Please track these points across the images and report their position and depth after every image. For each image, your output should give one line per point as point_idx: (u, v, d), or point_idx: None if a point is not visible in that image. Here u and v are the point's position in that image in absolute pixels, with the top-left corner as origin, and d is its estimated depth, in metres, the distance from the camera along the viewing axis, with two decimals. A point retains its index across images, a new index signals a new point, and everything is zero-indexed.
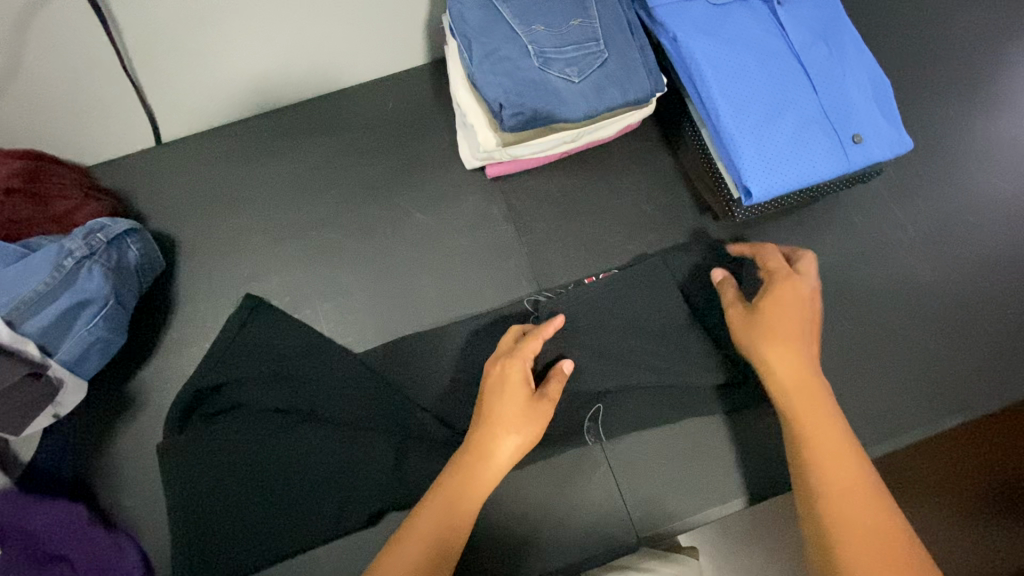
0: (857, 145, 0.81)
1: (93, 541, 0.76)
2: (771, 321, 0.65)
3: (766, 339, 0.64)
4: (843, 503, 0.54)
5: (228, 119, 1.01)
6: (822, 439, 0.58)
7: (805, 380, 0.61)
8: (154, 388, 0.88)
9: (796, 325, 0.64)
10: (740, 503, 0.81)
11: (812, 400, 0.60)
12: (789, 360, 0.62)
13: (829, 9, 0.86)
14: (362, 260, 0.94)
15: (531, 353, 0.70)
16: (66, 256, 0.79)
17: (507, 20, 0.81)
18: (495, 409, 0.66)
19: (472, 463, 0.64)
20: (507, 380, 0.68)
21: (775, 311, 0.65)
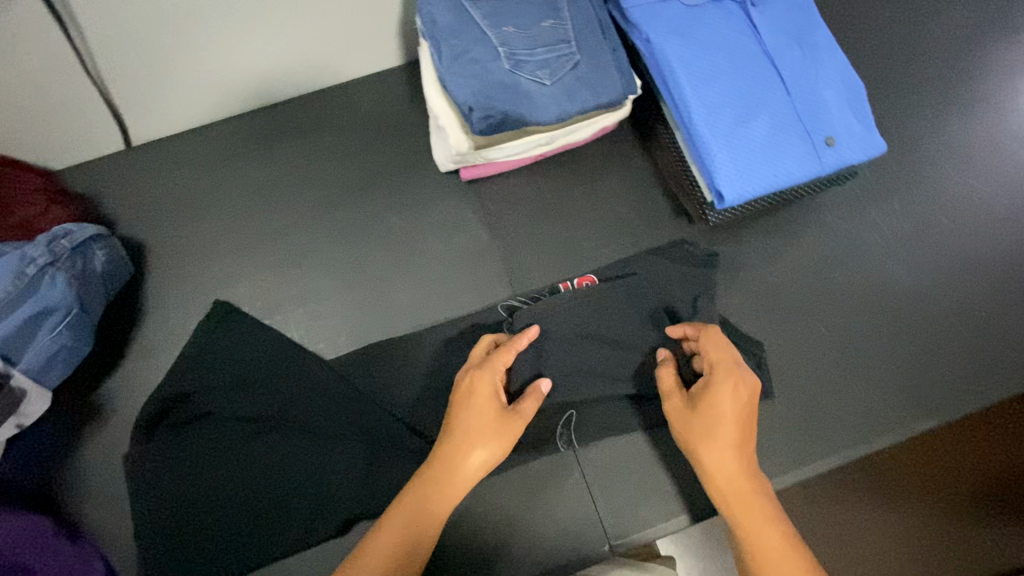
0: (830, 148, 0.80)
1: (58, 551, 0.75)
2: (710, 427, 0.62)
3: (704, 447, 0.62)
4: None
5: (199, 122, 0.99)
6: (766, 551, 0.58)
7: (746, 488, 0.60)
8: (122, 396, 0.86)
9: (731, 428, 0.62)
10: (686, 519, 0.80)
11: (753, 511, 0.60)
12: (730, 465, 0.61)
13: (802, 10, 0.85)
14: (335, 265, 0.93)
15: (502, 365, 0.69)
16: (29, 264, 0.78)
17: (477, 21, 0.80)
18: (462, 423, 0.65)
19: (435, 479, 0.62)
20: (477, 394, 0.66)
21: (713, 416, 0.62)
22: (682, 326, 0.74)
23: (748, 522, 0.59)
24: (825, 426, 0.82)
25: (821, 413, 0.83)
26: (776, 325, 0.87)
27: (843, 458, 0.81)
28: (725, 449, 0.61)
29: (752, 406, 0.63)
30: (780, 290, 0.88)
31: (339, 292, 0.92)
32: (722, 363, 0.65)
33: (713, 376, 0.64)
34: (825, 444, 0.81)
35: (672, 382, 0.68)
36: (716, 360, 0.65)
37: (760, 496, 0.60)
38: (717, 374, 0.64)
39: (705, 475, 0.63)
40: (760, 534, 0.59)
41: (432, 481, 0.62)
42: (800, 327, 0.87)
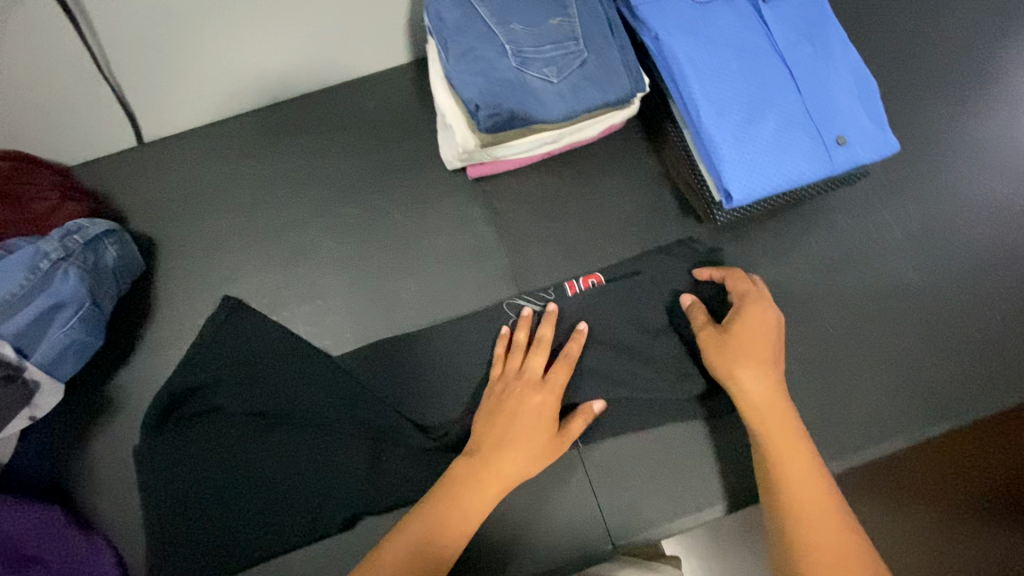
0: (842, 147, 0.79)
1: (69, 543, 0.77)
2: (742, 345, 0.70)
3: (736, 360, 0.69)
4: (802, 513, 0.60)
5: (209, 120, 1.00)
6: (786, 446, 0.64)
7: (772, 397, 0.67)
8: (132, 390, 0.88)
9: (762, 346, 0.70)
10: (722, 509, 0.80)
11: (784, 423, 0.66)
12: (761, 379, 0.68)
13: (814, 7, 0.84)
14: (341, 262, 0.94)
15: (559, 386, 0.73)
16: (42, 258, 0.80)
17: (484, 18, 0.79)
18: (524, 433, 0.69)
19: (491, 477, 0.66)
20: (540, 408, 0.71)
21: (746, 335, 0.71)
22: (710, 270, 0.83)
23: (776, 434, 0.65)
24: (831, 428, 0.81)
25: (827, 415, 0.82)
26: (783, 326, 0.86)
27: (849, 460, 0.80)
28: (758, 361, 0.69)
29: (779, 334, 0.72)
30: (788, 290, 0.87)
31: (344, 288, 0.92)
32: (753, 297, 0.75)
33: (745, 302, 0.74)
34: (831, 447, 0.80)
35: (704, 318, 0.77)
36: (750, 294, 0.75)
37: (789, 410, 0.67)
38: (748, 303, 0.74)
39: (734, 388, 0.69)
40: (786, 440, 0.64)
41: (488, 476, 0.66)
42: (808, 328, 0.86)
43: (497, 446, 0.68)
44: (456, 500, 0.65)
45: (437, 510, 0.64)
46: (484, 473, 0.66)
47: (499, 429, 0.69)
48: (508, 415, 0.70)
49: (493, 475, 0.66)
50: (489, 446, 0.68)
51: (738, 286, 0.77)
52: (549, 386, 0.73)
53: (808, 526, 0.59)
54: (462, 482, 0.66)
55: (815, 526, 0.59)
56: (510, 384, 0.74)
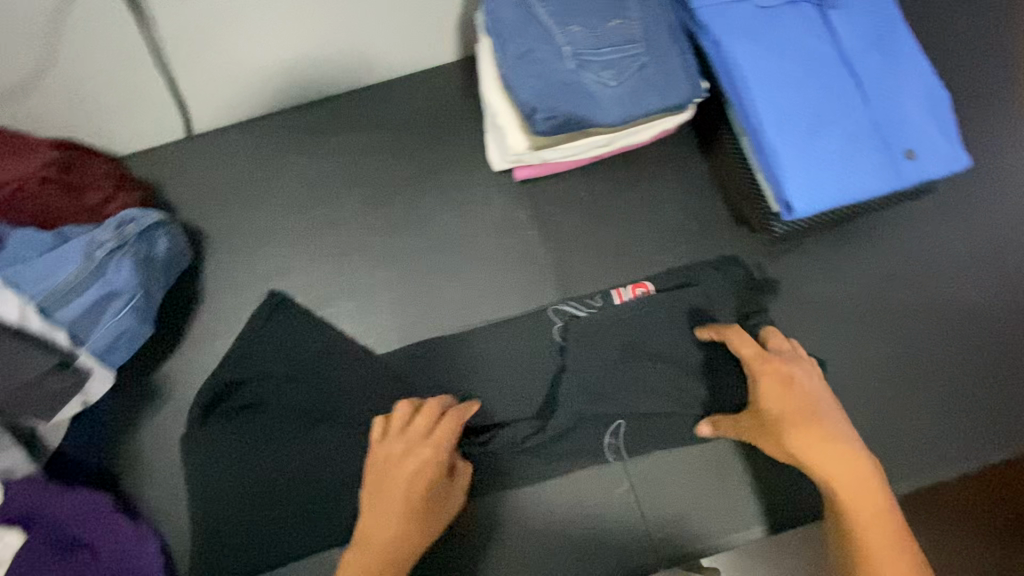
0: (909, 161, 0.77)
1: (116, 531, 0.76)
2: (786, 415, 0.64)
3: (786, 443, 0.63)
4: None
5: (258, 112, 1.00)
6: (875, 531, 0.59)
7: (849, 474, 0.61)
8: (178, 381, 0.89)
9: (810, 412, 0.64)
10: (762, 531, 0.79)
11: (868, 498, 0.60)
12: (830, 452, 0.61)
13: (884, 14, 0.81)
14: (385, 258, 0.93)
15: (446, 446, 0.70)
16: (97, 247, 0.81)
17: (543, 18, 0.78)
18: (417, 505, 0.67)
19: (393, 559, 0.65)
20: (427, 476, 0.68)
21: (786, 402, 0.65)
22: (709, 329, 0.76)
23: (865, 516, 0.60)
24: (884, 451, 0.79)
25: (880, 437, 0.79)
26: (837, 343, 0.83)
27: (903, 485, 0.78)
28: (810, 436, 0.62)
29: (814, 386, 0.66)
30: (842, 306, 0.85)
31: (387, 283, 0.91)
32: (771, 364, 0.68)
33: (758, 364, 0.68)
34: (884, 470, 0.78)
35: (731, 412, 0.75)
36: (764, 364, 0.68)
37: (865, 484, 0.61)
38: (770, 374, 0.67)
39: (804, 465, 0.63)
40: (869, 528, 0.60)
41: (388, 561, 0.64)
42: (862, 346, 0.83)
43: (394, 527, 0.66)
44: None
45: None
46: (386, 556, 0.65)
47: (387, 507, 0.67)
48: (401, 493, 0.67)
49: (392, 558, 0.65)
50: (386, 531, 0.66)
51: (745, 350, 0.70)
52: (433, 448, 0.69)
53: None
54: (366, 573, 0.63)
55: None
56: (393, 449, 0.69)
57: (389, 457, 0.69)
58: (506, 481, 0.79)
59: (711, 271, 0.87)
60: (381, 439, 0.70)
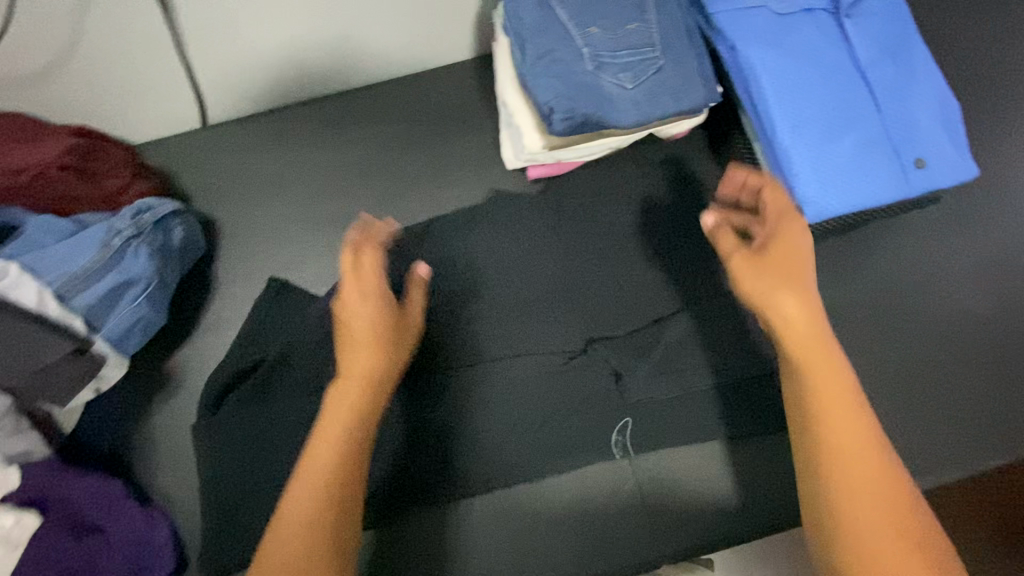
0: (919, 170, 0.78)
1: (127, 515, 0.78)
2: (774, 261, 0.56)
3: (782, 292, 0.55)
4: (843, 445, 0.52)
5: (275, 104, 1.01)
6: (827, 391, 0.53)
7: (813, 328, 0.55)
8: (191, 368, 0.90)
9: (796, 264, 0.56)
10: (766, 530, 0.80)
11: (821, 356, 0.54)
12: (800, 311, 0.55)
13: (899, 25, 0.82)
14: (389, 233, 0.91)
15: (374, 267, 0.67)
16: (115, 235, 0.81)
17: (562, 20, 0.79)
18: (372, 332, 0.64)
19: (366, 392, 0.63)
20: (364, 302, 0.65)
21: (781, 250, 0.57)
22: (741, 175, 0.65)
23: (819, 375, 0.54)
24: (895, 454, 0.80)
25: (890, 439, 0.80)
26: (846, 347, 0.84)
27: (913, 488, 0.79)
28: (799, 294, 0.54)
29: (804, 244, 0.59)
30: (850, 311, 0.86)
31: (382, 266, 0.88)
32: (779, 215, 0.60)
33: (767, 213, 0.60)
34: None
35: (735, 233, 0.60)
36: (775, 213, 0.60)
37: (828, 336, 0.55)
38: (785, 225, 0.59)
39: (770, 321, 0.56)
40: (831, 376, 0.54)
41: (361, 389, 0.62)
42: (871, 350, 0.84)
43: (365, 360, 0.63)
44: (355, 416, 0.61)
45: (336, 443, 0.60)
46: (361, 388, 0.62)
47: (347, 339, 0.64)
48: (365, 328, 0.64)
49: (370, 385, 0.63)
50: (360, 364, 0.63)
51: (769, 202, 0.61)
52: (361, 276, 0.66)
53: (850, 457, 0.52)
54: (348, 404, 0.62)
55: (852, 469, 0.52)
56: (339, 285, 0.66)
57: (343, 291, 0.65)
58: (517, 474, 0.80)
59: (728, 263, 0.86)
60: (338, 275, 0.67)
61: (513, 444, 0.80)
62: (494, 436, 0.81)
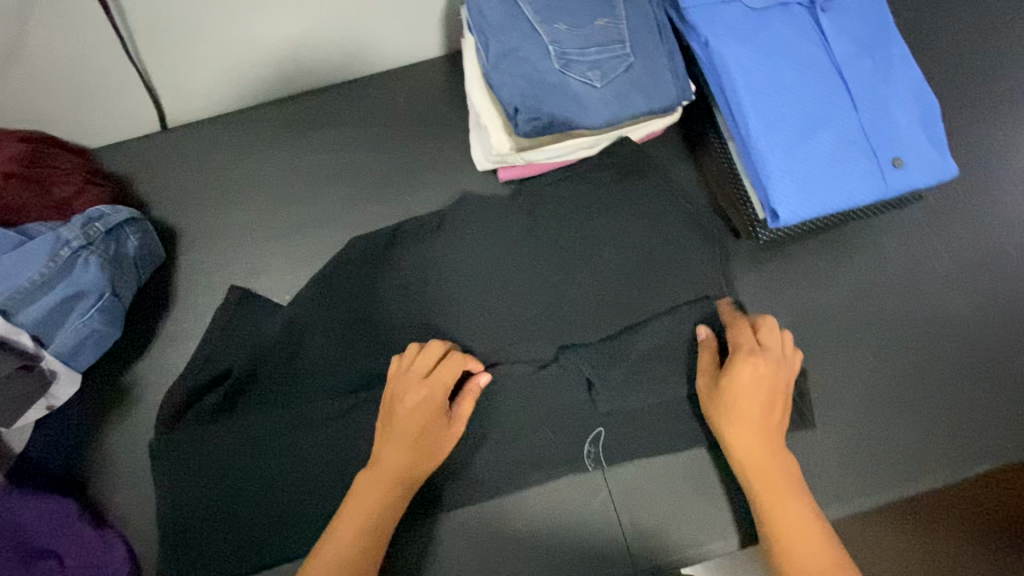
0: (897, 170, 0.75)
1: (81, 537, 0.75)
2: (734, 398, 0.69)
3: (731, 418, 0.69)
4: (792, 540, 0.63)
5: (237, 107, 0.97)
6: (779, 511, 0.65)
7: (764, 456, 0.68)
8: (150, 381, 0.86)
9: (753, 402, 0.69)
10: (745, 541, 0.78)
11: (774, 477, 0.67)
12: (750, 438, 0.68)
13: (876, 18, 0.80)
14: (361, 238, 0.87)
15: (446, 379, 0.73)
16: (63, 246, 0.77)
17: (528, 16, 0.76)
18: (417, 436, 0.71)
19: (391, 489, 0.69)
20: (424, 407, 0.71)
21: (743, 387, 0.70)
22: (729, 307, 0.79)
23: (771, 497, 0.66)
24: (873, 463, 0.78)
25: (868, 448, 0.78)
26: (825, 352, 0.82)
27: (891, 497, 0.77)
28: (751, 428, 0.69)
29: (774, 383, 0.70)
30: (828, 314, 0.84)
31: (352, 274, 0.85)
32: (745, 343, 0.72)
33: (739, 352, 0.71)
34: (867, 483, 0.77)
35: (709, 362, 0.75)
36: (741, 342, 0.72)
37: (774, 455, 0.68)
38: (743, 353, 0.71)
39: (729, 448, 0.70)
40: (772, 484, 0.67)
41: (393, 486, 0.69)
42: (850, 355, 0.82)
43: (401, 456, 0.70)
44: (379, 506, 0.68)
45: (357, 534, 0.66)
46: (386, 486, 0.69)
47: (391, 438, 0.70)
48: (413, 426, 0.71)
49: (400, 481, 0.69)
50: (394, 459, 0.70)
51: (734, 331, 0.74)
52: (433, 385, 0.72)
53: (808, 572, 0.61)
54: (374, 496, 0.68)
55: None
56: (395, 383, 0.73)
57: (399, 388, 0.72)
58: (486, 487, 0.78)
59: (700, 263, 0.84)
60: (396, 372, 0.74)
61: (483, 458, 0.78)
62: (463, 449, 0.78)
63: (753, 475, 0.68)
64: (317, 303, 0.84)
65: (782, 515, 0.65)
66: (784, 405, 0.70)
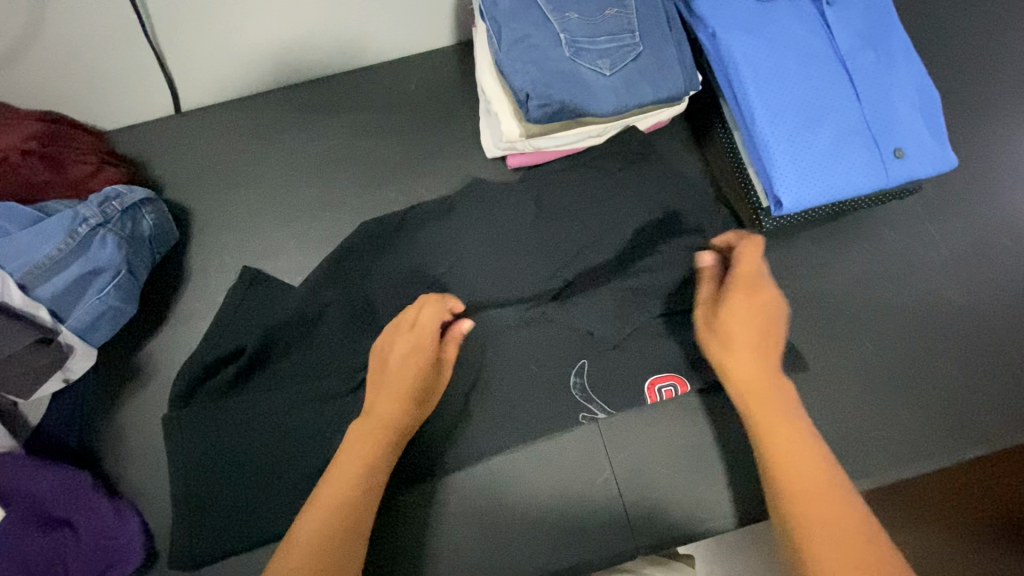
0: (898, 160, 0.77)
1: (94, 507, 0.76)
2: (729, 329, 0.65)
3: (727, 349, 0.65)
4: (796, 478, 0.57)
5: (250, 91, 0.99)
6: (783, 449, 0.59)
7: (759, 385, 0.63)
8: (163, 358, 0.88)
9: (752, 333, 0.65)
10: (741, 521, 0.80)
11: (772, 408, 0.61)
12: (749, 367, 0.63)
13: (880, 13, 0.82)
14: (363, 225, 0.89)
15: (431, 327, 0.73)
16: (80, 223, 0.78)
17: (540, 5, 0.78)
18: (410, 386, 0.71)
19: (385, 435, 0.69)
20: (415, 358, 0.72)
21: (740, 318, 0.65)
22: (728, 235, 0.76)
23: (770, 426, 0.60)
24: (871, 446, 0.80)
25: (866, 431, 0.80)
26: (825, 338, 0.84)
27: (890, 477, 0.79)
28: (751, 357, 0.64)
29: (771, 316, 0.66)
30: (828, 301, 0.86)
31: (358, 255, 0.87)
32: (746, 276, 0.68)
33: (734, 283, 0.68)
34: (864, 466, 0.79)
35: (710, 290, 0.71)
36: (743, 273, 0.68)
37: (771, 386, 0.63)
38: (739, 284, 0.67)
39: (726, 379, 0.65)
40: (771, 415, 0.61)
41: (386, 432, 0.69)
42: (849, 341, 0.84)
43: (392, 403, 0.70)
44: (377, 450, 0.68)
45: (350, 480, 0.66)
46: (378, 432, 0.69)
47: (381, 387, 0.71)
48: (405, 377, 0.71)
49: (391, 428, 0.69)
50: (385, 406, 0.70)
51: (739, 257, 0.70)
52: (420, 333, 0.72)
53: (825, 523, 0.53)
54: (371, 441, 0.68)
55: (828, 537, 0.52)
56: (387, 335, 0.74)
57: (391, 341, 0.73)
58: (492, 461, 0.81)
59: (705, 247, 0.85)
60: (392, 326, 0.74)
61: (491, 435, 0.80)
62: (470, 425, 0.80)
63: (749, 400, 0.63)
64: (329, 283, 0.86)
65: (785, 450, 0.58)
66: (780, 344, 0.66)
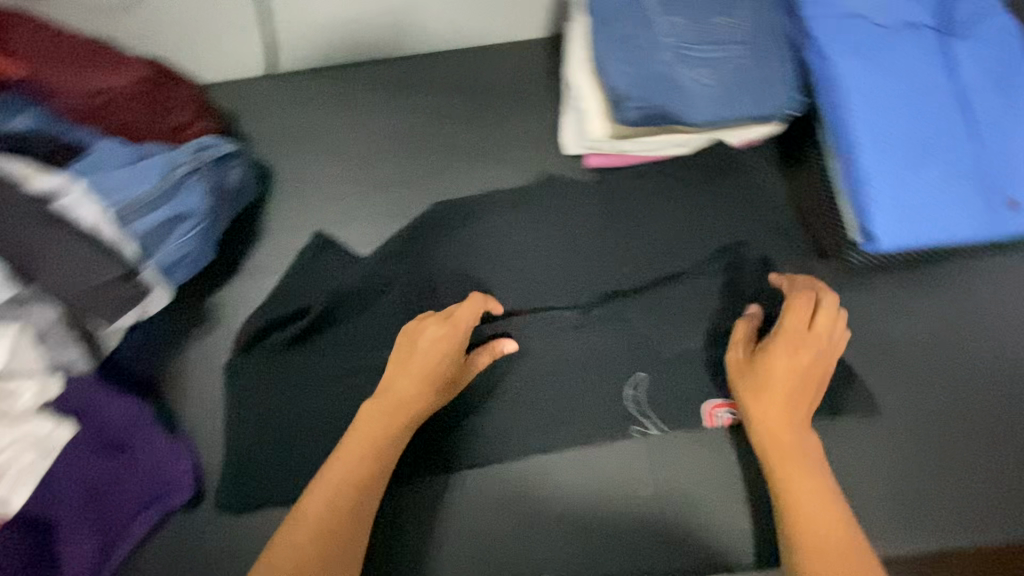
0: (1010, 211, 0.73)
1: (154, 442, 0.79)
2: (765, 379, 0.66)
3: (753, 398, 0.66)
4: (809, 530, 0.59)
5: (343, 60, 1.01)
6: (800, 502, 0.61)
7: (783, 436, 0.65)
8: (231, 307, 0.92)
9: (788, 386, 0.66)
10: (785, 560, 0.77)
11: (793, 459, 0.64)
12: (772, 417, 0.65)
13: (1009, 51, 0.77)
14: (437, 206, 0.89)
15: (466, 323, 0.73)
16: (176, 167, 0.82)
17: (648, 6, 0.76)
18: (432, 375, 0.71)
19: (400, 419, 0.70)
20: (444, 350, 0.71)
21: (777, 369, 0.66)
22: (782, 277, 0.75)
23: (793, 479, 0.63)
24: (939, 505, 0.75)
25: (935, 488, 0.76)
26: (899, 384, 0.80)
27: (958, 544, 0.73)
28: (781, 409, 0.65)
29: (813, 374, 0.67)
30: (907, 347, 0.82)
31: (428, 234, 0.88)
32: (793, 328, 0.68)
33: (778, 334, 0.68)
34: (929, 524, 0.74)
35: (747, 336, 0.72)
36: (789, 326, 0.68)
37: (796, 438, 0.65)
38: (784, 336, 0.68)
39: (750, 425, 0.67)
40: (791, 466, 0.63)
41: (402, 417, 0.70)
42: (924, 392, 0.80)
43: (411, 388, 0.70)
44: (390, 436, 0.69)
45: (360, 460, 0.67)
46: (395, 417, 0.69)
47: (399, 370, 0.71)
48: (428, 364, 0.70)
49: (406, 413, 0.70)
50: (406, 389, 0.70)
51: (790, 307, 0.69)
52: (453, 326, 0.72)
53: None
54: (378, 425, 0.69)
55: None
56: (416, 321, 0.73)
57: (420, 328, 0.72)
58: (537, 456, 0.80)
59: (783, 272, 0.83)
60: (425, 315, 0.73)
61: (538, 431, 0.80)
62: (520, 416, 0.80)
63: (772, 447, 0.65)
64: (399, 256, 0.87)
65: (801, 502, 0.61)
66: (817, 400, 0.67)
